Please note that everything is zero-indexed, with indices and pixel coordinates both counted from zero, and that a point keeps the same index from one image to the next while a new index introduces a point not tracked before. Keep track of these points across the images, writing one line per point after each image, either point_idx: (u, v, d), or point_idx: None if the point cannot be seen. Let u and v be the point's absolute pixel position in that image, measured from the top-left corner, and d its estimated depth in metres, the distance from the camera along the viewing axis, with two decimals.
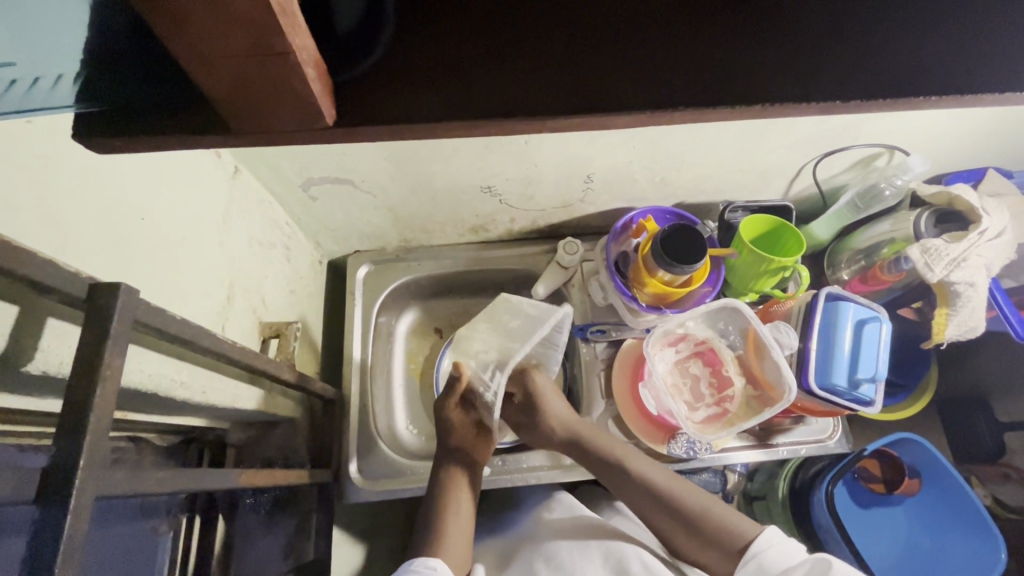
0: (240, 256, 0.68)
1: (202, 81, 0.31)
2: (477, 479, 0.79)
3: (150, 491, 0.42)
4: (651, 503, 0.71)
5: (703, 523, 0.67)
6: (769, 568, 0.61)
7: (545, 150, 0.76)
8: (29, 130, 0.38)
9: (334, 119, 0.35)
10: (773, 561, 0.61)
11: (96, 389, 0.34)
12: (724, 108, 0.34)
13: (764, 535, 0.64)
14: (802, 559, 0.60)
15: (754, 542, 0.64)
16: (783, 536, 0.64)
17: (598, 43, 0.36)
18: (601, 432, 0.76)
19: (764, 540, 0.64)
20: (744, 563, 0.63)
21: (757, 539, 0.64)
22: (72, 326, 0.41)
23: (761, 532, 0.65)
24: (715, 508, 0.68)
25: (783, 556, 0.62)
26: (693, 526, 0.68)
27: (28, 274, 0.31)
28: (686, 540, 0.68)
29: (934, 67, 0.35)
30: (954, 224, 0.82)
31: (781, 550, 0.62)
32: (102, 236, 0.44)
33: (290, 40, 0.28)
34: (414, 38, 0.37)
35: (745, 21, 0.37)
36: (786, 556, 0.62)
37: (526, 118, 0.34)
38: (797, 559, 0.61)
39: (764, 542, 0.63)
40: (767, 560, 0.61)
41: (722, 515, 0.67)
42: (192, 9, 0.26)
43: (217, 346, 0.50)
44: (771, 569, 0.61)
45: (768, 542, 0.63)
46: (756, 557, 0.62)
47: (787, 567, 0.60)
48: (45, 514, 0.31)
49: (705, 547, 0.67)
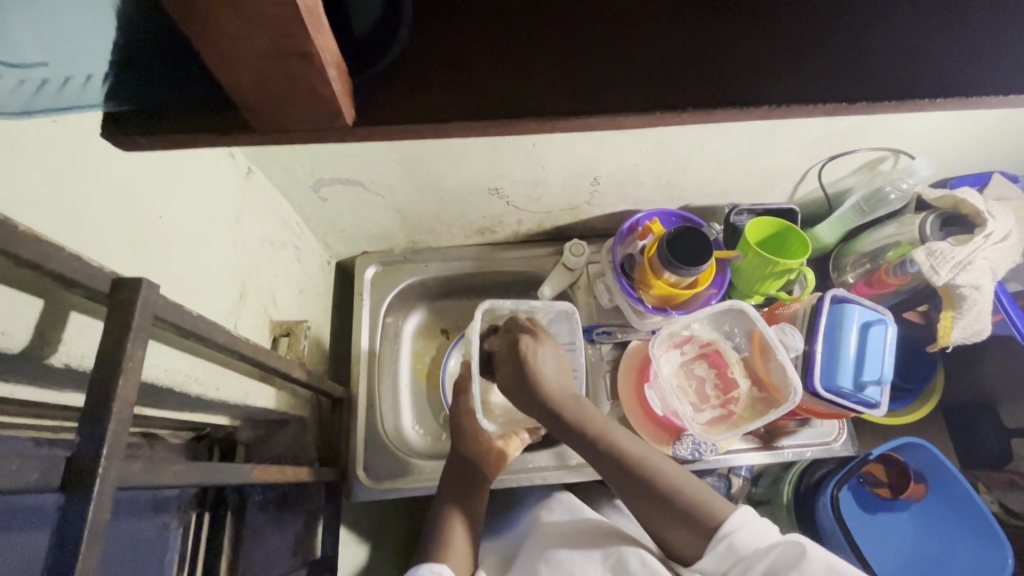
0: (253, 254, 0.69)
1: (227, 82, 0.32)
2: (478, 500, 0.79)
3: (165, 484, 0.42)
4: (627, 482, 0.69)
5: (674, 500, 0.66)
6: (739, 548, 0.60)
7: (553, 152, 0.76)
8: (56, 130, 0.39)
9: (354, 120, 0.36)
10: (745, 541, 0.60)
11: (117, 382, 0.35)
12: (731, 109, 0.35)
13: (735, 514, 0.63)
14: (774, 541, 0.60)
15: (726, 521, 0.63)
16: (756, 515, 0.63)
17: (613, 47, 0.37)
18: (584, 407, 0.74)
19: (737, 519, 0.62)
20: (714, 543, 0.62)
21: (731, 517, 0.63)
22: (94, 322, 0.42)
23: (734, 510, 0.64)
24: (688, 488, 0.67)
25: (756, 536, 0.61)
26: (665, 505, 0.66)
27: (55, 268, 0.32)
28: (676, 534, 0.65)
29: (942, 68, 0.36)
30: (961, 226, 0.83)
31: (753, 529, 0.62)
32: (122, 233, 0.46)
33: (314, 41, 0.29)
34: (430, 39, 0.38)
35: (751, 22, 0.38)
36: (760, 536, 0.61)
37: (538, 120, 0.35)
38: (770, 540, 0.60)
39: (738, 520, 0.62)
40: (740, 540, 0.60)
41: (694, 493, 0.66)
42: (221, 13, 0.27)
43: (232, 343, 0.51)
44: (742, 550, 0.60)
45: (742, 521, 0.62)
46: (728, 537, 0.61)
47: (758, 547, 0.60)
48: (69, 502, 0.32)
49: (679, 527, 0.65)
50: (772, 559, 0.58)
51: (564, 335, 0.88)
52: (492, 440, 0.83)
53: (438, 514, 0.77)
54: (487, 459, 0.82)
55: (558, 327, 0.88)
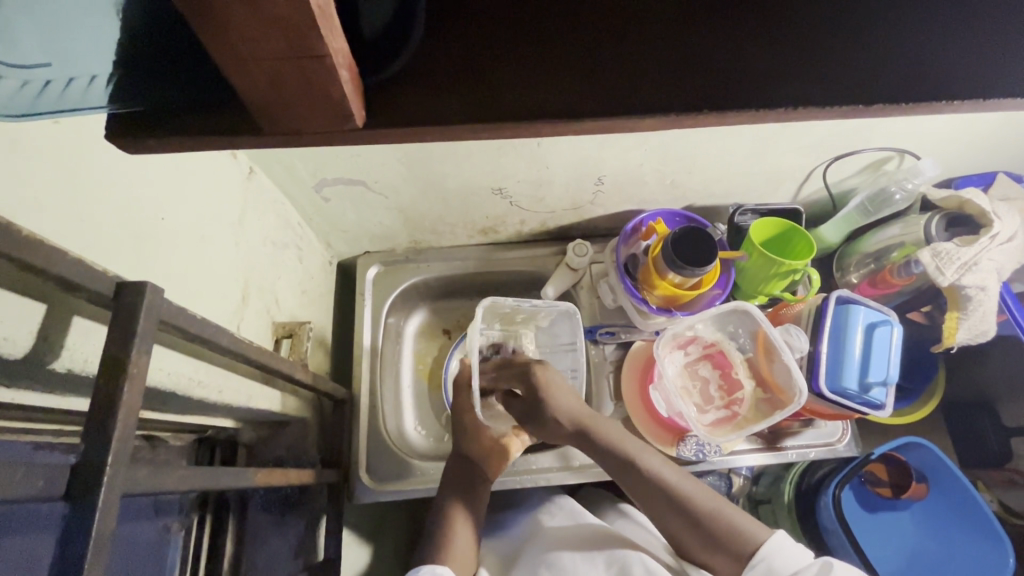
0: (255, 256, 0.69)
1: (239, 85, 0.31)
2: (479, 496, 0.79)
3: (169, 489, 0.42)
4: (661, 502, 0.69)
5: (708, 522, 0.67)
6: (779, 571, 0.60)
7: (557, 152, 0.76)
8: (57, 131, 0.38)
9: (364, 122, 0.36)
10: (783, 565, 0.61)
11: (122, 389, 0.34)
12: (747, 112, 0.35)
13: (773, 538, 0.63)
14: (810, 563, 0.60)
15: (763, 544, 0.63)
16: (792, 540, 0.64)
17: (627, 50, 0.37)
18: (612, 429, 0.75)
19: (773, 543, 0.63)
20: (752, 565, 0.62)
21: (768, 542, 0.63)
22: (97, 326, 0.42)
23: (769, 534, 0.64)
24: (719, 506, 0.68)
25: (792, 560, 0.61)
26: (702, 530, 0.67)
27: (60, 273, 0.32)
28: (704, 548, 0.67)
29: (959, 70, 0.35)
30: (968, 227, 0.83)
31: (789, 554, 0.62)
32: (125, 236, 0.45)
33: (328, 43, 0.29)
34: (439, 40, 0.38)
35: (765, 21, 0.37)
36: (795, 559, 0.61)
37: (551, 123, 0.35)
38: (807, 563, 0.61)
39: (775, 545, 0.63)
40: (777, 563, 0.61)
41: (732, 517, 0.67)
42: (235, 14, 0.26)
43: (236, 346, 0.50)
44: (782, 571, 0.60)
45: (777, 546, 0.63)
46: (766, 560, 0.61)
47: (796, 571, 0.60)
48: (74, 510, 0.31)
49: (706, 544, 0.67)
50: None
51: (564, 335, 0.89)
52: (495, 436, 0.82)
53: (438, 515, 0.76)
54: (490, 455, 0.81)
55: (558, 328, 0.88)
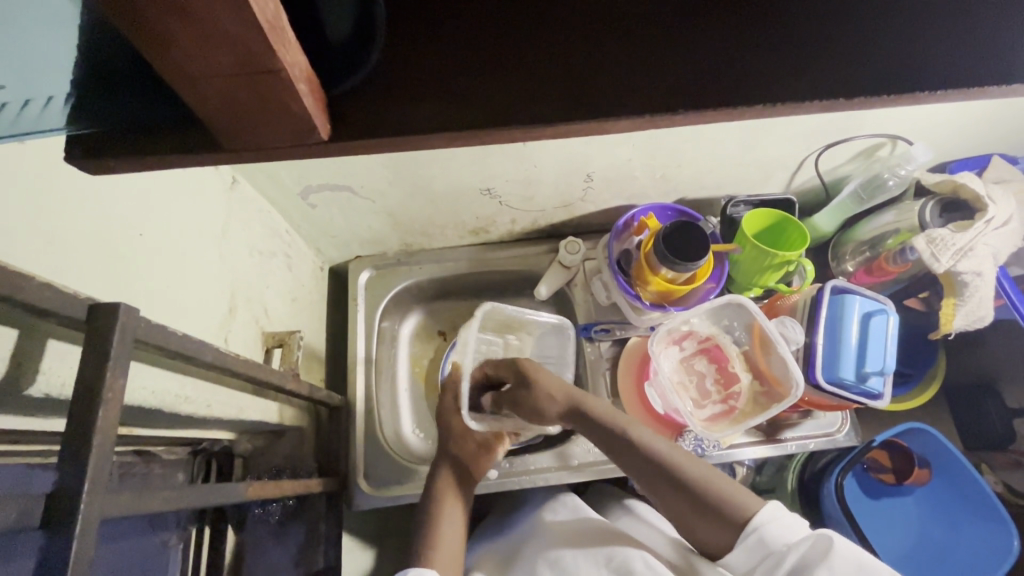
0: (241, 266, 0.68)
1: (192, 101, 0.30)
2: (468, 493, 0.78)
3: (156, 510, 0.41)
4: (661, 483, 0.68)
5: (699, 513, 0.65)
6: (769, 542, 0.60)
7: (543, 150, 0.75)
8: (21, 152, 0.38)
9: (328, 134, 0.35)
10: (776, 535, 0.60)
11: (96, 412, 0.34)
12: (724, 111, 0.34)
13: (766, 508, 0.63)
14: (805, 534, 0.60)
15: (757, 514, 0.62)
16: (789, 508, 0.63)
17: (599, 54, 0.36)
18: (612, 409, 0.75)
19: (766, 513, 0.62)
20: (744, 536, 0.62)
21: (760, 512, 0.63)
22: (72, 348, 0.41)
23: (765, 503, 0.64)
24: (716, 481, 0.67)
25: (786, 529, 0.61)
26: (698, 502, 0.66)
27: (26, 298, 0.31)
28: (704, 526, 0.65)
29: (939, 60, 0.34)
30: (961, 211, 0.82)
31: (783, 523, 0.61)
32: (99, 257, 0.44)
33: (281, 57, 0.28)
34: (409, 49, 0.37)
35: (746, 20, 0.36)
36: (790, 529, 0.61)
37: (522, 127, 0.34)
38: (801, 532, 0.60)
39: (767, 515, 0.62)
40: (769, 535, 0.60)
41: (724, 490, 0.66)
42: (174, 29, 0.26)
43: (218, 360, 0.50)
44: (774, 543, 0.60)
45: (771, 515, 0.62)
46: (758, 530, 0.61)
47: (789, 541, 0.60)
48: (51, 540, 0.31)
49: (707, 522, 0.65)
50: (801, 554, 0.58)
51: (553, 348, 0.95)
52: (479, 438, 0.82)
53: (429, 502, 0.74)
54: (479, 456, 0.82)
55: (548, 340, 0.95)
